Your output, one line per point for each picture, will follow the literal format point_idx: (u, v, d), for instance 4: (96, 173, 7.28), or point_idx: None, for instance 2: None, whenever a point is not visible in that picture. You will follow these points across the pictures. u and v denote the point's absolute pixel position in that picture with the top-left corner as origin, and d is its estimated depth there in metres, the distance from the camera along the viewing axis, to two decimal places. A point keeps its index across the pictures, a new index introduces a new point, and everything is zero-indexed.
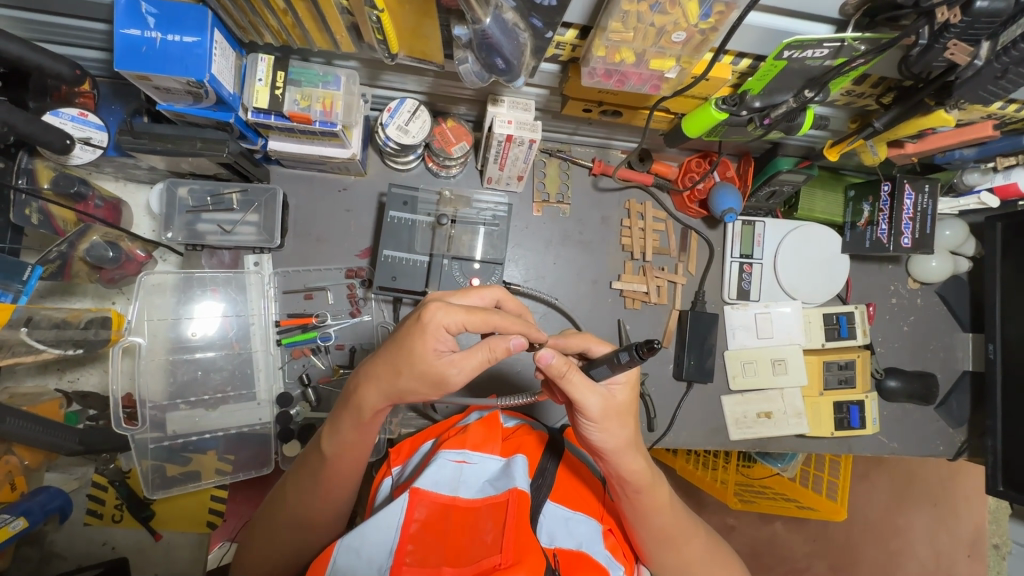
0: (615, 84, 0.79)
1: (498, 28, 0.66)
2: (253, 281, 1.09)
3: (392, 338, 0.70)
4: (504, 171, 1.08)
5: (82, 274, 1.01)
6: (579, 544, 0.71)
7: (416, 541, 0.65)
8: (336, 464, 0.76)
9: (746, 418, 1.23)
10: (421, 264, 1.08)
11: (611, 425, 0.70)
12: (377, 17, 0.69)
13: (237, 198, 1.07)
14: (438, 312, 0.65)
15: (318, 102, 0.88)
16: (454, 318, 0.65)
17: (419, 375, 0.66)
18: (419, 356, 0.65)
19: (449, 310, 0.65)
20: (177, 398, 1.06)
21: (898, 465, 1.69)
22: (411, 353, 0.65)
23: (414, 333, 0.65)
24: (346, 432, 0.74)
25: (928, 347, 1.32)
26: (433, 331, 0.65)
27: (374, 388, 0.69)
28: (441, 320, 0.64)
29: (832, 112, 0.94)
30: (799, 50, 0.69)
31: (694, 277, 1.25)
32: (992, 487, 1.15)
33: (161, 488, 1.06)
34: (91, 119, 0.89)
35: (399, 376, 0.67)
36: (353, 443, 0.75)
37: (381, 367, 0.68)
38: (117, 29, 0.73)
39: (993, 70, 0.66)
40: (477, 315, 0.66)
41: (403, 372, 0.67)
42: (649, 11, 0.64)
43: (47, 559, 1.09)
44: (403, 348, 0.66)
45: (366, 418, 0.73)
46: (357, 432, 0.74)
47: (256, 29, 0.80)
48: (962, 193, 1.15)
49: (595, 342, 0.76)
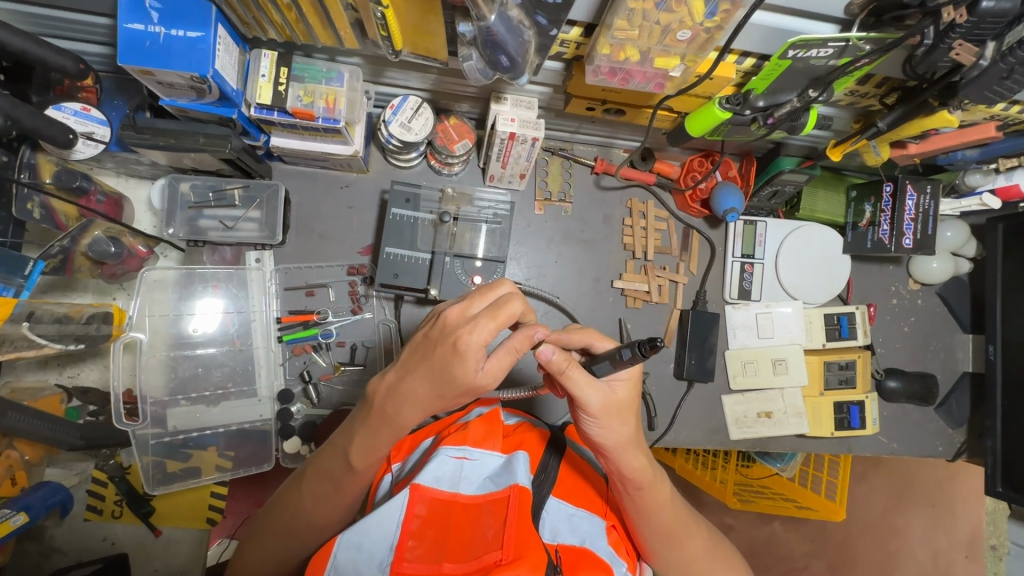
0: (619, 82, 0.78)
1: (503, 25, 0.67)
2: (254, 277, 1.09)
3: (420, 359, 0.68)
4: (506, 169, 1.08)
5: (83, 269, 1.01)
6: (582, 541, 0.71)
7: (417, 536, 0.65)
8: (364, 475, 0.76)
9: (746, 418, 1.23)
10: (423, 262, 1.08)
11: (611, 422, 0.70)
12: (382, 13, 0.69)
13: (239, 193, 1.07)
14: (470, 333, 0.63)
15: (321, 99, 0.87)
16: (486, 333, 0.64)
17: (463, 393, 0.67)
18: (462, 378, 0.65)
19: (479, 328, 0.64)
20: (178, 394, 1.06)
21: (896, 466, 1.69)
22: (454, 376, 0.65)
23: (454, 360, 0.64)
24: (382, 446, 0.73)
25: (928, 348, 1.32)
26: (473, 355, 0.64)
27: (416, 410, 0.69)
28: (477, 342, 0.64)
29: (835, 112, 0.94)
30: (804, 49, 0.69)
31: (696, 277, 1.25)
32: (991, 488, 1.15)
33: (162, 484, 1.06)
34: (94, 113, 0.88)
35: (443, 396, 0.67)
36: (363, 447, 0.74)
37: (421, 388, 0.68)
38: (121, 24, 0.73)
39: (998, 70, 0.66)
40: (502, 315, 0.66)
41: (448, 393, 0.67)
42: (655, 9, 0.64)
43: (47, 555, 1.08)
44: (443, 372, 0.65)
45: (400, 432, 0.72)
46: (391, 444, 0.74)
47: (260, 25, 0.80)
48: (963, 194, 1.14)
49: (598, 338, 0.75)
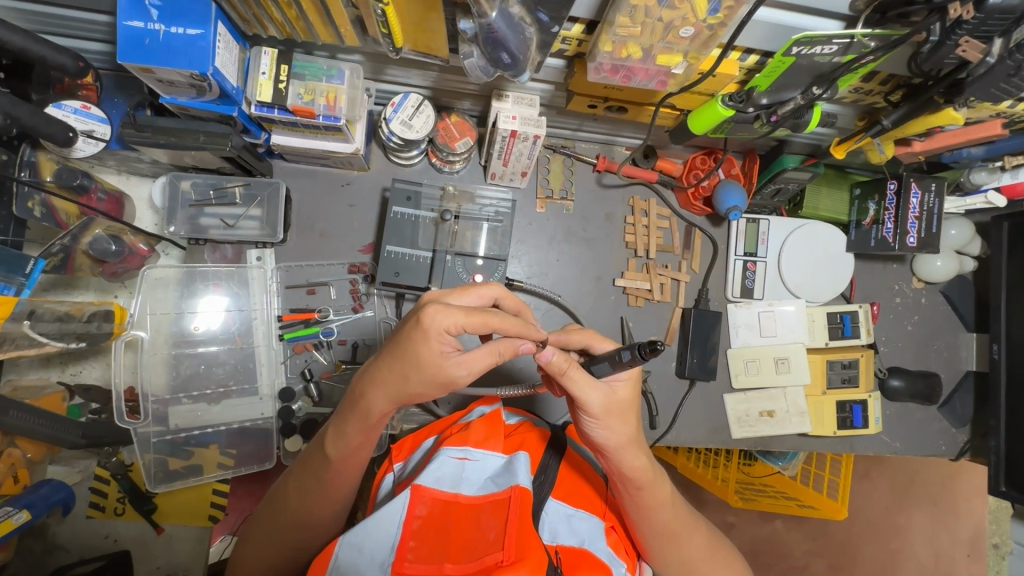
0: (621, 79, 0.78)
1: (504, 21, 0.66)
2: (256, 275, 1.09)
3: (392, 341, 0.68)
4: (508, 166, 1.08)
5: (84, 267, 1.01)
6: (581, 542, 0.70)
7: (418, 537, 0.65)
8: (341, 466, 0.76)
9: (748, 417, 1.22)
10: (424, 260, 1.08)
11: (612, 422, 0.69)
12: (382, 10, 0.69)
13: (240, 191, 1.06)
14: (436, 315, 0.63)
15: (322, 96, 0.87)
16: (453, 319, 0.64)
17: (427, 379, 0.66)
18: (425, 361, 0.65)
19: (447, 311, 0.64)
20: (180, 392, 1.06)
21: (900, 465, 1.68)
22: (418, 359, 0.65)
23: (418, 341, 0.64)
24: (351, 435, 0.73)
25: (932, 346, 1.32)
26: (436, 337, 0.63)
27: (382, 395, 0.69)
28: (440, 324, 0.63)
29: (839, 110, 0.93)
30: (808, 46, 0.68)
31: (698, 275, 1.24)
32: (994, 487, 1.15)
33: (164, 482, 1.06)
34: (94, 112, 0.88)
35: (408, 382, 0.67)
36: (354, 443, 0.74)
37: (386, 370, 0.68)
38: (121, 22, 0.73)
39: (1005, 67, 0.65)
40: (476, 315, 0.64)
41: (411, 378, 0.66)
42: (657, 6, 0.64)
43: (51, 552, 1.08)
44: (408, 354, 0.65)
45: (370, 420, 0.72)
46: (362, 434, 0.74)
47: (260, 22, 0.79)
48: (968, 192, 1.14)
49: (595, 340, 0.75)
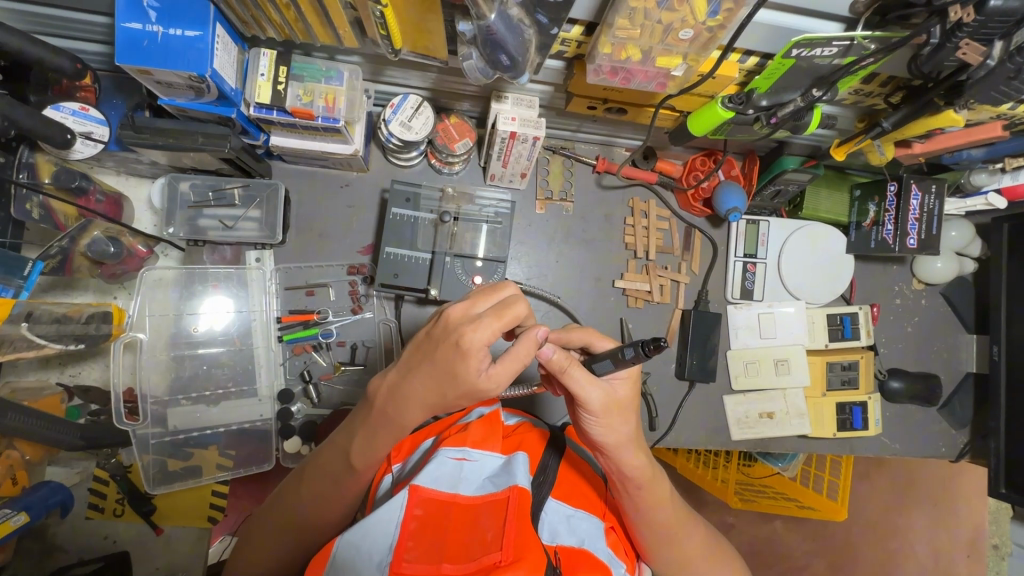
0: (621, 81, 0.78)
1: (503, 23, 0.65)
2: (254, 277, 1.09)
3: (422, 357, 0.68)
4: (507, 168, 1.07)
5: (83, 268, 1.01)
6: (580, 542, 0.70)
7: (415, 536, 0.65)
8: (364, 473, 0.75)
9: (748, 418, 1.22)
10: (424, 261, 1.07)
11: (612, 421, 0.69)
12: (381, 11, 0.69)
13: (239, 193, 1.06)
14: (474, 333, 0.63)
15: (321, 98, 0.87)
16: (488, 331, 0.64)
17: (465, 395, 0.66)
18: (463, 379, 0.65)
19: (481, 327, 0.64)
20: (179, 394, 1.06)
21: (900, 466, 1.68)
22: (457, 377, 0.65)
23: (457, 358, 0.64)
24: (377, 444, 0.73)
25: (931, 348, 1.31)
26: (476, 354, 0.64)
27: (395, 401, 0.69)
28: (479, 340, 0.63)
29: (839, 111, 0.93)
30: (808, 48, 0.67)
31: (698, 276, 1.24)
32: (994, 489, 1.14)
33: (162, 484, 1.06)
34: (93, 113, 0.88)
35: (445, 398, 0.67)
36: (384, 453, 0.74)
37: (424, 387, 0.67)
38: (119, 24, 0.73)
39: (1005, 70, 0.65)
40: (506, 315, 0.65)
41: (448, 393, 0.66)
42: (656, 8, 0.64)
43: (50, 553, 1.08)
44: (447, 372, 0.65)
45: (406, 431, 0.72)
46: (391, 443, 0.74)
47: (259, 24, 0.79)
48: (968, 194, 1.13)
49: (596, 337, 0.74)
